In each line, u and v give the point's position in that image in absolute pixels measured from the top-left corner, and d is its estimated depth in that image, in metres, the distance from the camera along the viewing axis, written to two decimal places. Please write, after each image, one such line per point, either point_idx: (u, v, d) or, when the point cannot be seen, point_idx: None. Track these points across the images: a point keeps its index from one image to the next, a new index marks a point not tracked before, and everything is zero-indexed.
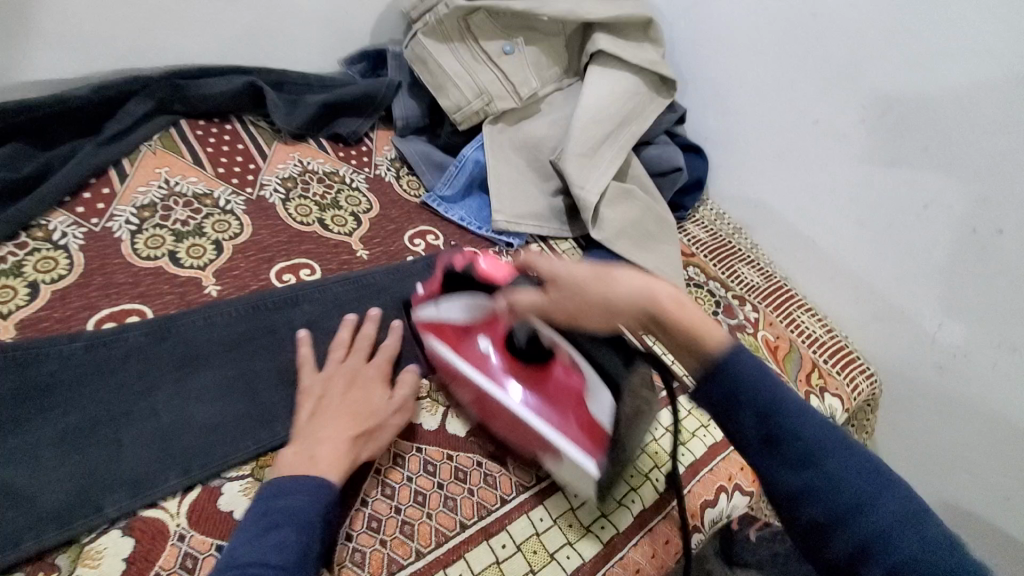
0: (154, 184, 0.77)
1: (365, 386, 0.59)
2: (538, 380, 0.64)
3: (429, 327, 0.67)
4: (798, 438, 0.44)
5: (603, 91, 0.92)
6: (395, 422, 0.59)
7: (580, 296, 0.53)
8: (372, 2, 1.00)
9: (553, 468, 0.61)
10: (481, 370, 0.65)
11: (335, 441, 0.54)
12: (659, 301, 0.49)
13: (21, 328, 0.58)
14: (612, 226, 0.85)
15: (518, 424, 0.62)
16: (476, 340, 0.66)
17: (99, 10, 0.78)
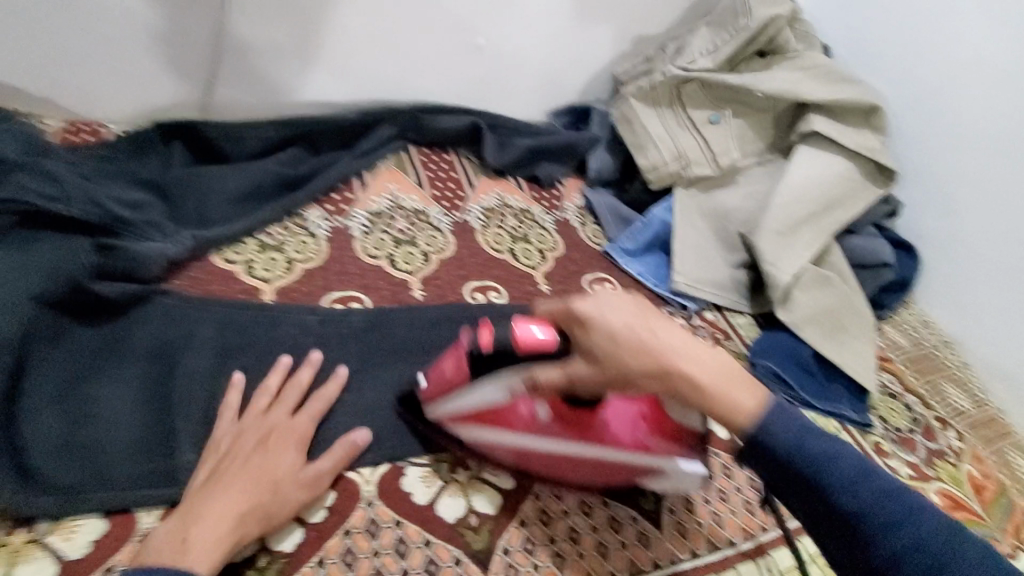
0: (385, 195, 0.90)
1: (275, 447, 0.54)
2: (592, 423, 0.58)
3: (466, 413, 0.59)
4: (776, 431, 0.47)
5: (809, 172, 0.90)
6: (292, 496, 0.52)
7: (656, 360, 0.49)
8: (589, 65, 1.09)
9: (664, 487, 0.61)
10: (552, 438, 0.58)
11: (215, 517, 0.49)
12: (741, 377, 0.50)
13: (279, 294, 0.72)
14: (802, 311, 0.81)
15: (613, 466, 0.59)
16: (531, 407, 0.57)
17: (378, 54, 0.96)
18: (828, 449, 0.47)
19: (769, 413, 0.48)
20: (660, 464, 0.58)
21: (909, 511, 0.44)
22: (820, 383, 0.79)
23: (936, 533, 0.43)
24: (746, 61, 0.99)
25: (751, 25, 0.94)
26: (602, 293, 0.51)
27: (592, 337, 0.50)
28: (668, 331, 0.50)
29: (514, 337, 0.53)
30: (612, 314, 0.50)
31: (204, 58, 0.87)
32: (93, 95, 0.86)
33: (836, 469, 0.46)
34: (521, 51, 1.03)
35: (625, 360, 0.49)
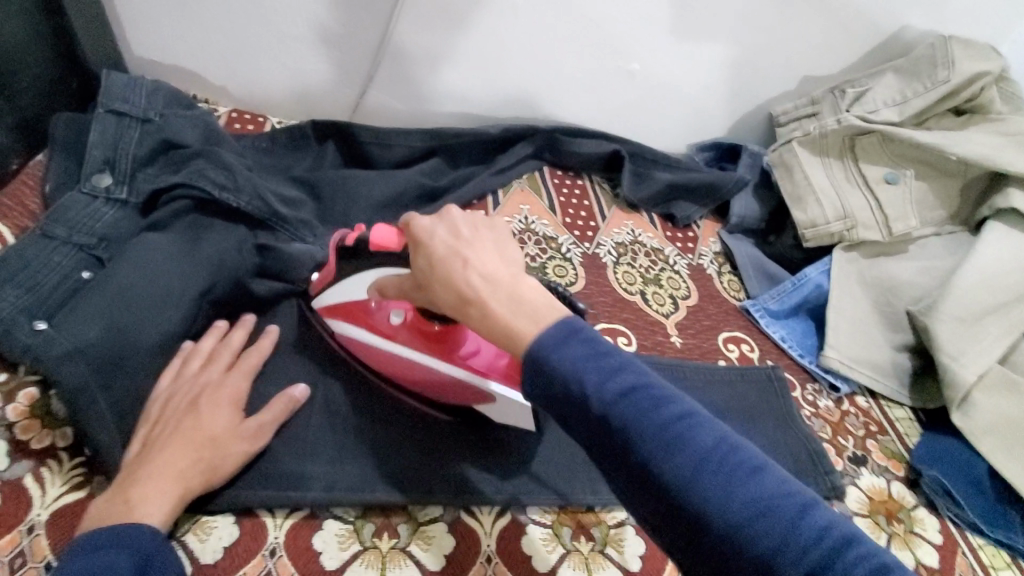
0: (517, 217, 0.88)
1: (207, 405, 0.52)
2: (449, 339, 0.59)
3: (338, 309, 0.62)
4: (641, 436, 0.36)
5: (1003, 255, 0.78)
6: (234, 451, 0.51)
7: (462, 289, 0.43)
8: (745, 102, 1.02)
9: (496, 418, 0.59)
10: (406, 343, 0.60)
11: (158, 479, 0.46)
12: (537, 306, 0.42)
13: None
14: (983, 418, 0.69)
15: (466, 390, 0.58)
16: (389, 312, 0.61)
17: (527, 72, 0.94)
18: (702, 453, 0.35)
19: (612, 397, 0.37)
20: (517, 403, 0.55)
21: (800, 525, 0.33)
22: (993, 505, 0.66)
23: (743, 510, 0.33)
24: (937, 117, 0.87)
25: (951, 79, 0.83)
26: (452, 212, 0.48)
27: (420, 253, 0.47)
28: (483, 256, 0.45)
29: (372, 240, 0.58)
30: (495, 262, 0.44)
31: (364, 61, 0.89)
32: (259, 86, 0.92)
33: (673, 458, 0.35)
34: (674, 80, 0.97)
35: (435, 281, 0.46)
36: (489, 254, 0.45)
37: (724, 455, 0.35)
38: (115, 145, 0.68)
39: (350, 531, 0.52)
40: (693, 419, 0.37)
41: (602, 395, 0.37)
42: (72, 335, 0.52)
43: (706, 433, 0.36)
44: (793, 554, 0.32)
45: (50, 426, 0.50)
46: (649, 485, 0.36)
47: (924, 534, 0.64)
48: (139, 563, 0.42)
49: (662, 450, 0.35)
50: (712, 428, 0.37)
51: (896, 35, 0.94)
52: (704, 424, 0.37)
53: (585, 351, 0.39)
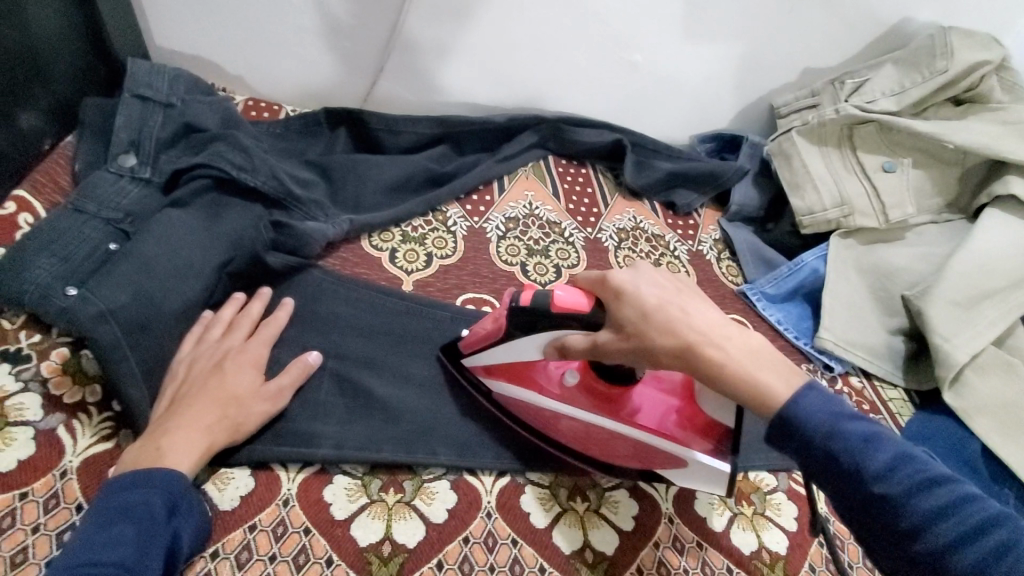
0: (522, 202, 0.91)
1: (232, 367, 0.56)
2: (622, 401, 0.58)
3: (497, 370, 0.61)
4: (851, 453, 0.42)
5: (1000, 240, 0.79)
6: (255, 409, 0.55)
7: (682, 337, 0.47)
8: (747, 94, 1.04)
9: (680, 481, 0.59)
10: (579, 405, 0.59)
11: (188, 431, 0.50)
12: (771, 361, 0.47)
13: (416, 286, 0.75)
14: (976, 398, 0.70)
15: (624, 441, 0.58)
16: (560, 371, 0.60)
17: (534, 63, 0.97)
18: (904, 468, 0.41)
19: (831, 427, 0.42)
20: (678, 452, 0.56)
21: (987, 537, 0.39)
22: (985, 482, 0.67)
23: (954, 530, 0.39)
24: (935, 107, 0.89)
25: (950, 69, 0.84)
26: (643, 266, 0.52)
27: (623, 302, 0.49)
28: (695, 306, 0.48)
29: (561, 306, 0.53)
30: (711, 313, 0.48)
31: (376, 52, 0.92)
32: (276, 76, 0.95)
33: (898, 486, 0.41)
34: (678, 71, 1.00)
35: (649, 326, 0.48)
36: (700, 309, 0.48)
37: (925, 472, 0.41)
38: (140, 128, 0.72)
39: (358, 486, 0.55)
40: (888, 439, 0.43)
41: (810, 416, 0.43)
42: (100, 301, 0.55)
43: (902, 449, 0.42)
44: (992, 558, 0.38)
45: (81, 383, 0.53)
46: (863, 494, 0.41)
47: None
48: (172, 501, 0.46)
49: (870, 464, 0.41)
50: (910, 449, 0.43)
51: (897, 28, 0.96)
52: (901, 443, 0.43)
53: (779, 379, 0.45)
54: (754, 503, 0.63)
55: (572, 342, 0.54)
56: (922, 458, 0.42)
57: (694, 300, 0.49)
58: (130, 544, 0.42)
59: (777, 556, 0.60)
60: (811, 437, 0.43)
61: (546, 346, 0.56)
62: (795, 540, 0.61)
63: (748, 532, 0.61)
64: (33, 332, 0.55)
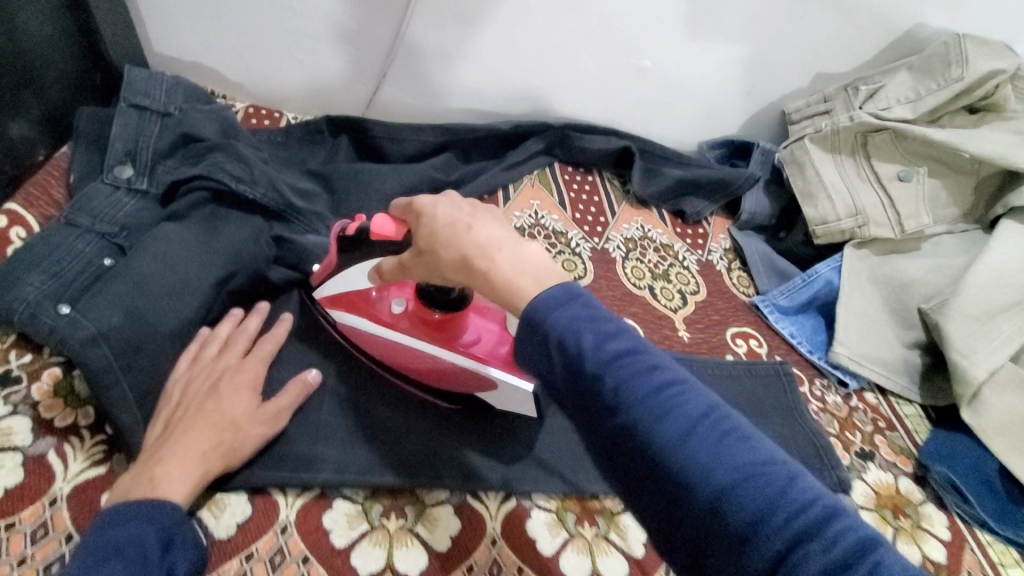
0: (527, 211, 0.89)
1: (228, 390, 0.53)
2: (449, 328, 0.60)
3: (339, 301, 0.62)
4: (637, 402, 0.35)
5: (1017, 254, 0.76)
6: (253, 434, 0.52)
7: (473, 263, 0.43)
8: (757, 100, 1.01)
9: (501, 405, 0.61)
10: (403, 328, 0.60)
11: (181, 460, 0.48)
12: (541, 269, 0.42)
13: None
14: (996, 417, 0.68)
15: (444, 366, 0.59)
16: (390, 301, 0.63)
17: (539, 69, 0.95)
18: (703, 424, 0.35)
19: (607, 358, 0.36)
20: (479, 371, 0.57)
21: (772, 488, 0.33)
22: (1006, 503, 0.66)
23: (721, 472, 0.33)
24: (951, 115, 0.87)
25: (966, 77, 0.82)
26: (450, 193, 0.49)
27: (421, 223, 0.47)
28: (488, 223, 0.45)
29: (375, 234, 0.55)
30: (497, 230, 0.44)
31: (379, 58, 0.91)
32: (276, 81, 0.93)
33: (657, 412, 0.35)
34: (686, 77, 0.98)
35: (438, 245, 0.45)
36: (498, 227, 0.45)
37: (722, 428, 0.35)
38: (137, 138, 0.70)
39: (358, 512, 0.53)
40: (686, 387, 0.36)
41: (613, 367, 0.36)
42: (93, 322, 0.53)
43: (702, 400, 0.36)
44: (774, 518, 0.32)
45: (73, 406, 0.52)
46: (644, 451, 0.35)
47: (931, 530, 0.64)
48: (166, 537, 0.44)
49: (664, 419, 0.35)
50: (710, 398, 0.36)
51: (911, 32, 0.93)
52: (704, 394, 0.37)
53: (586, 316, 0.38)
54: None
55: (387, 271, 0.53)
56: (722, 408, 0.36)
57: (489, 227, 0.44)
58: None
59: None
60: (605, 390, 0.36)
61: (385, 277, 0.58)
62: None
63: None
64: (22, 352, 0.53)
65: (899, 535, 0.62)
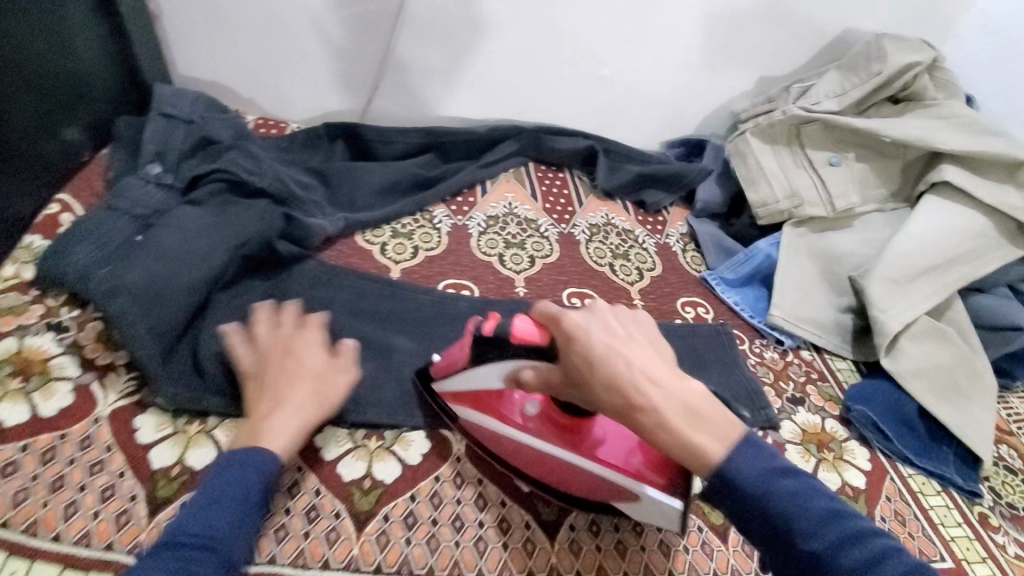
0: (502, 203, 1.00)
1: (296, 355, 0.62)
2: (581, 432, 0.61)
3: (465, 397, 0.65)
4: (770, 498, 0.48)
5: (937, 224, 0.85)
6: (339, 379, 0.63)
7: (629, 395, 0.50)
8: (709, 103, 1.13)
9: (642, 516, 0.61)
10: (535, 433, 0.62)
11: (290, 416, 0.58)
12: (711, 420, 0.51)
13: (402, 273, 0.84)
14: (909, 363, 0.78)
15: (564, 467, 0.61)
16: (520, 402, 0.64)
17: (511, 80, 1.07)
18: (819, 508, 0.47)
19: (762, 485, 0.48)
20: (625, 483, 0.58)
21: (846, 533, 0.46)
22: (923, 440, 0.74)
23: (838, 540, 0.46)
24: (876, 106, 0.97)
25: (883, 71, 0.93)
26: (598, 308, 0.55)
27: (573, 346, 0.53)
28: (636, 351, 0.52)
29: (514, 335, 0.57)
30: (639, 356, 0.52)
31: (372, 72, 1.04)
32: (285, 97, 1.07)
33: (784, 506, 0.47)
34: (644, 84, 1.10)
35: (595, 375, 0.51)
36: (625, 343, 0.53)
37: (834, 509, 0.48)
38: (165, 141, 0.82)
39: (345, 435, 0.65)
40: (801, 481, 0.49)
41: (746, 469, 0.49)
42: (117, 280, 0.64)
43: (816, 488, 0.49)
44: None
45: (112, 349, 0.64)
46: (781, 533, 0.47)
47: (852, 461, 0.72)
48: (263, 491, 0.53)
49: (790, 508, 0.47)
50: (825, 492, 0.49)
51: (842, 37, 1.05)
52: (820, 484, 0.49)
53: (729, 436, 0.50)
54: None
55: (521, 372, 0.59)
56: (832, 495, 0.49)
57: (630, 351, 0.52)
58: (227, 519, 0.50)
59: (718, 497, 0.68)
60: (744, 485, 0.48)
61: (507, 374, 0.60)
62: None
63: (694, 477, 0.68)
64: (72, 307, 0.66)
65: (821, 463, 0.71)
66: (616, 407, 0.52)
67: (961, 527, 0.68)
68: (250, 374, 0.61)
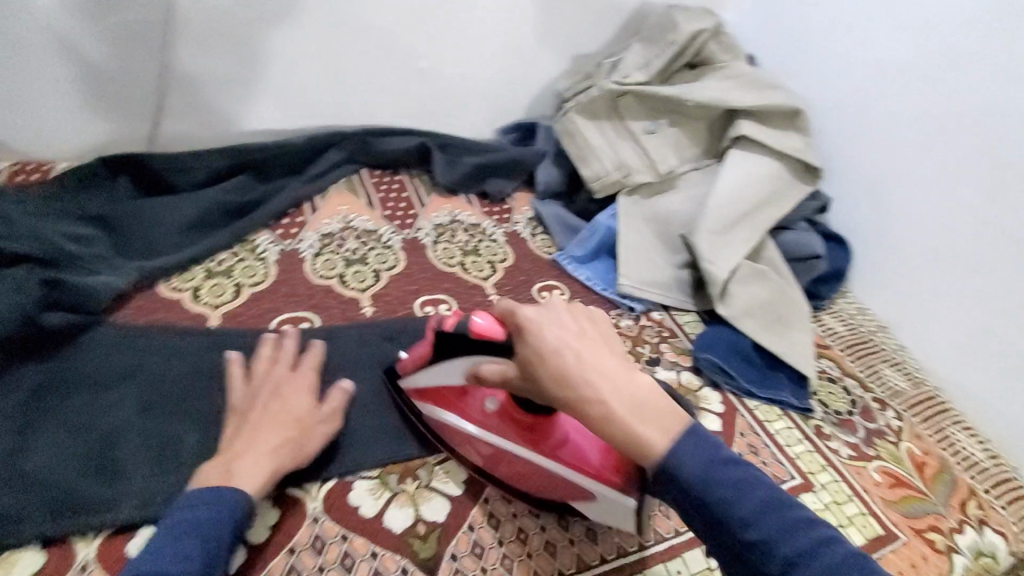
0: (335, 217, 0.92)
1: (289, 393, 0.63)
2: (540, 431, 0.61)
3: (429, 394, 0.66)
4: (727, 502, 0.48)
5: (743, 174, 0.94)
6: (321, 430, 0.62)
7: (579, 388, 0.51)
8: (533, 84, 1.13)
9: (590, 512, 0.62)
10: (495, 431, 0.63)
11: (255, 454, 0.57)
12: (654, 411, 0.52)
13: (224, 318, 0.74)
14: (740, 305, 0.85)
15: (533, 469, 0.62)
16: (480, 398, 0.64)
17: (323, 84, 0.98)
18: (752, 502, 0.48)
19: (703, 480, 0.49)
20: (589, 486, 0.59)
21: (787, 525, 0.47)
22: (761, 373, 0.82)
23: (794, 548, 0.46)
24: (677, 73, 1.05)
25: (677, 40, 1.00)
26: (554, 303, 0.56)
27: (525, 339, 0.54)
28: (595, 353, 0.53)
29: (473, 329, 0.58)
30: (573, 340, 0.53)
31: (151, 91, 0.89)
32: (38, 133, 0.87)
33: (711, 485, 0.49)
34: (466, 72, 1.07)
35: (535, 365, 0.53)
36: (551, 327, 0.54)
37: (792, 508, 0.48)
38: None
39: None
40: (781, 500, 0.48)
41: (740, 497, 0.48)
42: None
43: (762, 486, 0.49)
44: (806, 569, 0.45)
45: None
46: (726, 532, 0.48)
47: (707, 407, 0.78)
48: (232, 521, 0.52)
49: (753, 517, 0.47)
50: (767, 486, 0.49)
51: (639, 11, 1.11)
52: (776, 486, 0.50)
53: (712, 450, 0.50)
54: None
55: (468, 364, 0.60)
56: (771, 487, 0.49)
57: (587, 344, 0.53)
58: (192, 556, 0.49)
59: None
60: (687, 488, 0.49)
61: (450, 364, 0.62)
62: None
63: None
64: None
65: None
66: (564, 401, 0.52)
67: (802, 445, 0.76)
68: (238, 411, 0.61)
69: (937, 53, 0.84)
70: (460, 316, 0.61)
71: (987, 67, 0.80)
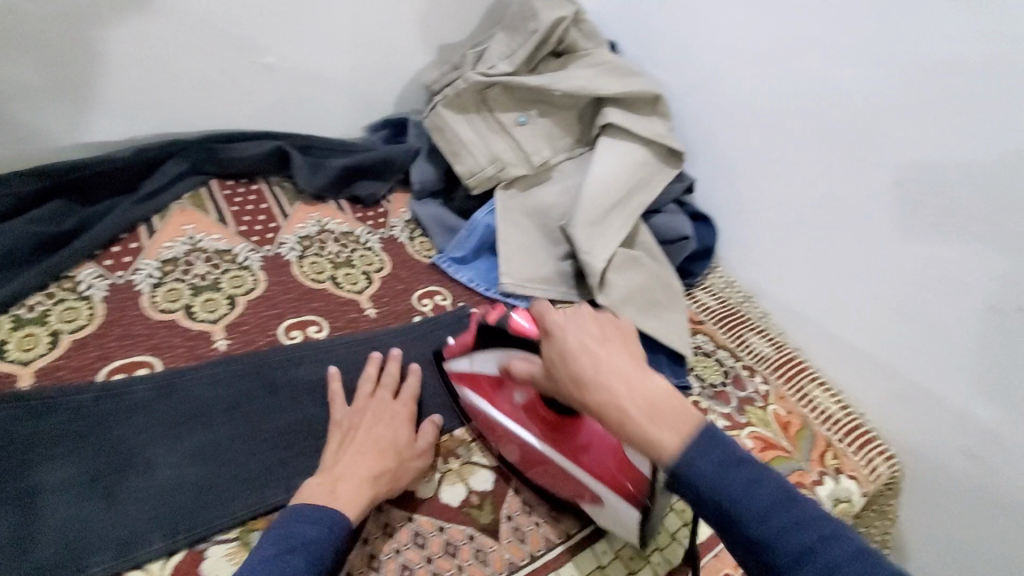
0: (180, 239, 0.81)
1: (392, 423, 0.65)
2: (564, 432, 0.66)
3: (466, 378, 0.73)
4: (734, 498, 0.44)
5: (612, 161, 0.95)
6: (412, 463, 0.64)
7: (584, 389, 0.52)
8: (398, 78, 1.07)
9: (598, 517, 0.64)
10: (522, 422, 0.68)
11: (355, 480, 0.59)
12: (672, 414, 0.48)
13: (36, 376, 0.64)
14: (618, 293, 0.87)
15: (551, 464, 0.66)
16: (511, 392, 0.69)
17: (146, 88, 0.85)
18: (767, 501, 0.44)
19: (716, 481, 0.45)
20: (598, 488, 0.62)
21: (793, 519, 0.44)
22: None
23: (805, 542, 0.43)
24: (543, 62, 1.03)
25: (539, 28, 0.97)
26: (580, 306, 0.57)
27: (549, 341, 0.55)
28: (611, 354, 0.53)
29: (508, 325, 0.66)
30: (615, 358, 0.52)
31: None
32: None
33: (708, 477, 0.45)
34: (321, 67, 0.98)
35: (561, 356, 0.54)
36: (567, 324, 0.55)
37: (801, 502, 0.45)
38: None
39: None
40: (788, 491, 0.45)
41: (743, 495, 0.44)
42: None
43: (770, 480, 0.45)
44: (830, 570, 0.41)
45: None
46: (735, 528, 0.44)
47: None
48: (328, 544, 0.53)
49: (766, 513, 0.44)
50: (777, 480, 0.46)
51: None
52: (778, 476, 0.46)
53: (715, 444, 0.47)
54: (461, 456, 0.71)
55: (510, 356, 0.66)
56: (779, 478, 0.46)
57: (612, 352, 0.53)
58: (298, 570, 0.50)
59: (485, 494, 0.67)
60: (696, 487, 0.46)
61: (490, 355, 0.69)
62: (498, 473, 0.70)
63: (457, 485, 0.67)
64: None
65: None
66: (564, 379, 0.54)
67: None
68: (335, 426, 0.65)
69: (775, 34, 0.88)
70: (504, 313, 0.68)
71: (818, 45, 0.83)
